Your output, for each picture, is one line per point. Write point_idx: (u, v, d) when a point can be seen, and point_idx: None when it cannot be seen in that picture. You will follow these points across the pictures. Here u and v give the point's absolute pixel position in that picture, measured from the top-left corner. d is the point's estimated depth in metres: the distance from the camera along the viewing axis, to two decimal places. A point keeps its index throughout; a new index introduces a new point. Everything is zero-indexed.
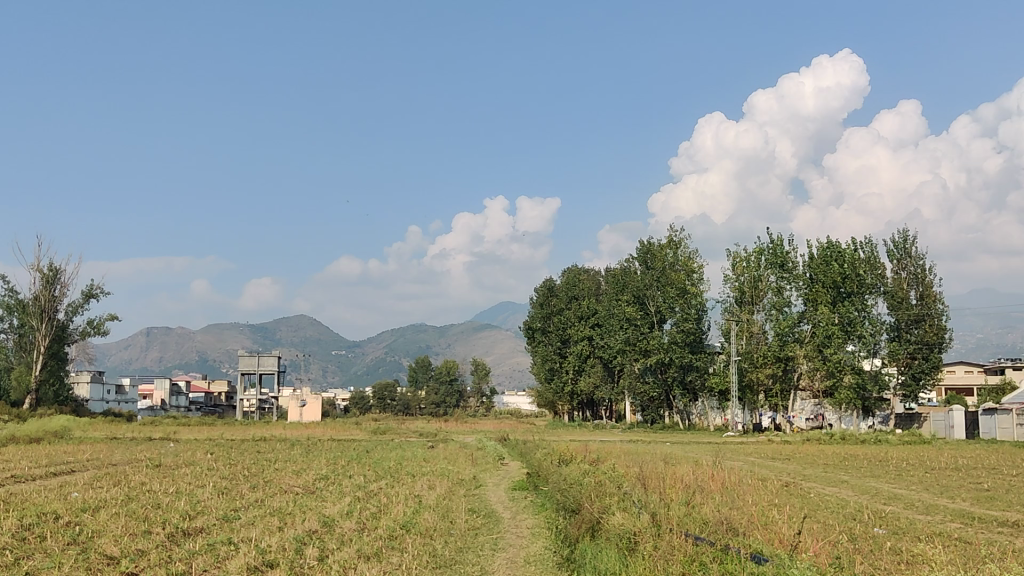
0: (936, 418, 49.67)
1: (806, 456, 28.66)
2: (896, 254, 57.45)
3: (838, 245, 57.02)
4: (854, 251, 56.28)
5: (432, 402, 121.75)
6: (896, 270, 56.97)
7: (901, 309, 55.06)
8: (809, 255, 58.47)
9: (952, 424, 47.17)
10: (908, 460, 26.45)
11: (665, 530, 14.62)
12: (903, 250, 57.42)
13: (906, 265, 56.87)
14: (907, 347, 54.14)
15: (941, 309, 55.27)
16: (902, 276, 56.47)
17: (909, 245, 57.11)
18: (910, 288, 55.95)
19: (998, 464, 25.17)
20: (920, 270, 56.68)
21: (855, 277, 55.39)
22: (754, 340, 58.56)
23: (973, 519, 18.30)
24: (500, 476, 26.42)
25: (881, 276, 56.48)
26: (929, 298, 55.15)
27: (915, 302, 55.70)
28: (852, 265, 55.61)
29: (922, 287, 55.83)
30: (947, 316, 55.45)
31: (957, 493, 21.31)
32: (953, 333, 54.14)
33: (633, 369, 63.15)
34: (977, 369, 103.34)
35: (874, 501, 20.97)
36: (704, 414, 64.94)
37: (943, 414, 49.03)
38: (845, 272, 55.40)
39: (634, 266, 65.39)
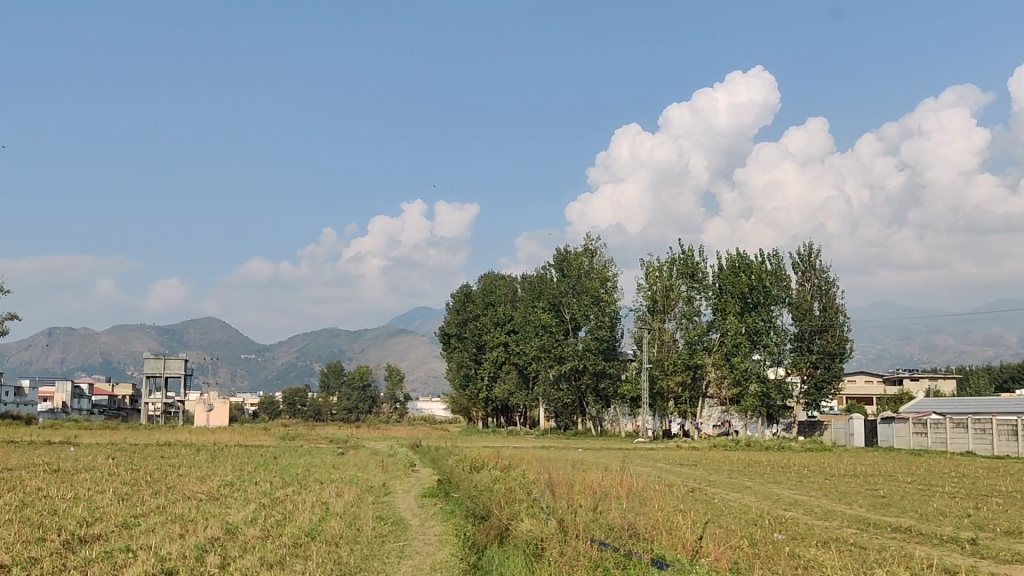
0: (837, 426, 51.13)
1: (712, 462, 29.23)
2: (801, 266, 59.09)
3: (746, 256, 58.43)
4: (761, 263, 57.75)
5: (344, 408, 121.04)
6: (801, 281, 58.59)
7: (805, 319, 56.68)
8: (718, 265, 59.79)
9: (852, 432, 48.62)
10: (809, 466, 27.19)
11: (571, 536, 14.73)
12: (808, 263, 59.14)
13: (810, 277, 58.52)
14: (810, 357, 55.71)
15: (843, 320, 57.05)
16: (807, 287, 58.14)
17: (813, 257, 58.81)
18: (814, 300, 57.65)
19: (893, 471, 26.07)
20: (824, 282, 58.46)
21: (761, 288, 56.93)
22: (665, 348, 59.50)
23: (868, 524, 18.94)
24: (410, 483, 26.28)
25: (786, 287, 57.98)
26: (832, 309, 56.84)
27: (818, 313, 57.39)
28: (758, 276, 57.09)
29: (825, 299, 57.54)
30: (849, 326, 57.25)
31: (854, 500, 21.99)
32: (854, 343, 55.93)
33: (547, 376, 63.57)
34: (876, 378, 106.51)
35: (775, 507, 21.53)
36: (616, 420, 65.58)
37: (843, 422, 50.53)
38: (752, 283, 56.85)
39: (550, 274, 65.90)
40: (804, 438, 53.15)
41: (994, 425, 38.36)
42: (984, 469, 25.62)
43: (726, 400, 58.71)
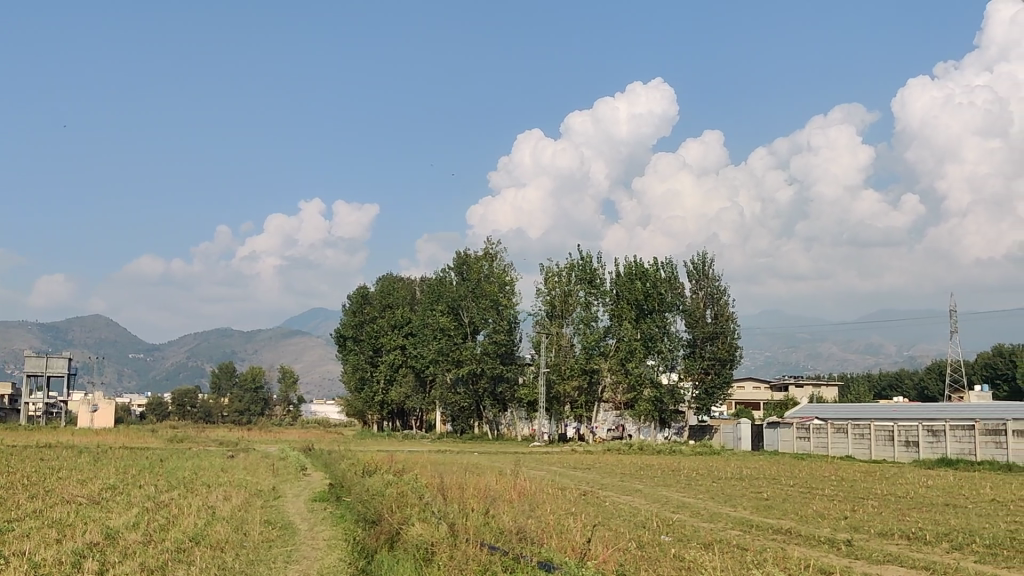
0: (726, 430, 52.50)
1: (604, 466, 29.64)
2: (695, 274, 60.57)
3: (643, 263, 59.59)
4: (656, 270, 59.01)
5: (235, 410, 118.29)
6: (694, 289, 60.07)
7: (698, 326, 58.14)
8: (615, 271, 60.77)
9: (740, 436, 50.16)
10: (697, 470, 27.87)
11: (461, 540, 14.77)
12: (701, 271, 60.67)
13: (703, 285, 60.05)
14: (701, 362, 57.20)
15: (733, 327, 58.78)
16: (700, 295, 59.63)
17: (707, 266, 60.36)
18: (707, 307, 59.17)
19: (777, 474, 26.93)
20: (716, 290, 60.09)
21: (656, 295, 58.22)
22: (562, 352, 60.02)
23: (751, 526, 19.53)
24: (301, 487, 25.88)
25: (680, 294, 59.41)
26: (723, 317, 58.44)
27: (711, 320, 58.95)
28: (653, 283, 58.30)
29: (717, 306, 59.11)
30: (739, 334, 58.99)
31: (739, 502, 22.64)
32: (743, 350, 57.73)
33: (444, 379, 63.33)
34: (763, 385, 109.79)
35: (663, 509, 22.02)
36: (512, 424, 65.92)
37: (731, 427, 52.03)
38: (647, 290, 58.03)
39: (449, 277, 65.90)
40: (694, 442, 54.44)
41: (872, 430, 39.99)
42: (860, 472, 26.72)
43: (620, 404, 59.65)
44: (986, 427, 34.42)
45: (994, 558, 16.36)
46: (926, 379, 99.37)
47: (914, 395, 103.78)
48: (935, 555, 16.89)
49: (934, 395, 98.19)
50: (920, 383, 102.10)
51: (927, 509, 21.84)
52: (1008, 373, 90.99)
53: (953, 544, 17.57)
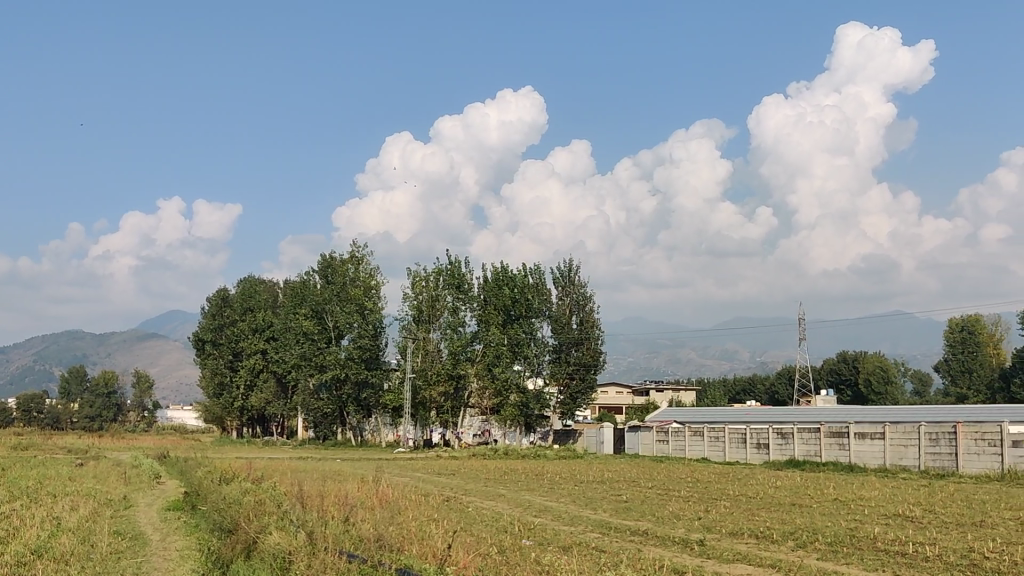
0: (588, 434, 53.51)
1: (469, 471, 29.79)
2: (561, 281, 61.73)
3: (511, 269, 60.22)
4: (524, 277, 59.78)
5: (86, 416, 113.27)
6: (560, 295, 61.26)
7: (564, 332, 59.35)
8: (483, 277, 61.15)
9: (602, 440, 51.20)
10: (561, 473, 28.31)
11: (319, 548, 14.57)
12: (568, 278, 61.89)
13: (569, 292, 61.30)
14: (566, 368, 58.48)
15: (597, 334, 60.33)
16: (566, 301, 60.86)
17: (573, 273, 61.64)
18: (573, 314, 60.46)
19: (636, 477, 27.64)
20: (582, 297, 61.49)
21: (524, 301, 59.01)
22: (429, 357, 59.92)
23: (610, 528, 19.95)
24: (154, 495, 24.99)
25: (547, 301, 60.47)
26: (588, 323, 59.92)
27: (577, 327, 60.19)
28: (521, 290, 59.03)
29: (582, 312, 60.52)
30: (603, 340, 60.53)
31: (599, 505, 23.11)
32: (607, 355, 59.28)
33: (306, 385, 62.81)
34: (626, 389, 112.53)
35: (525, 514, 22.22)
36: (377, 430, 65.37)
37: (594, 431, 53.06)
38: (515, 296, 58.71)
39: (314, 280, 64.88)
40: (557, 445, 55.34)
41: (727, 433, 41.56)
42: (715, 475, 27.71)
43: (486, 409, 60.00)
44: (831, 430, 36.24)
45: (835, 555, 17.24)
46: (777, 384, 104.07)
47: (766, 399, 108.61)
48: (782, 553, 17.68)
49: (784, 399, 102.97)
50: (772, 388, 106.93)
51: (775, 509, 22.86)
52: (851, 379, 96.31)
53: (797, 542, 18.46)
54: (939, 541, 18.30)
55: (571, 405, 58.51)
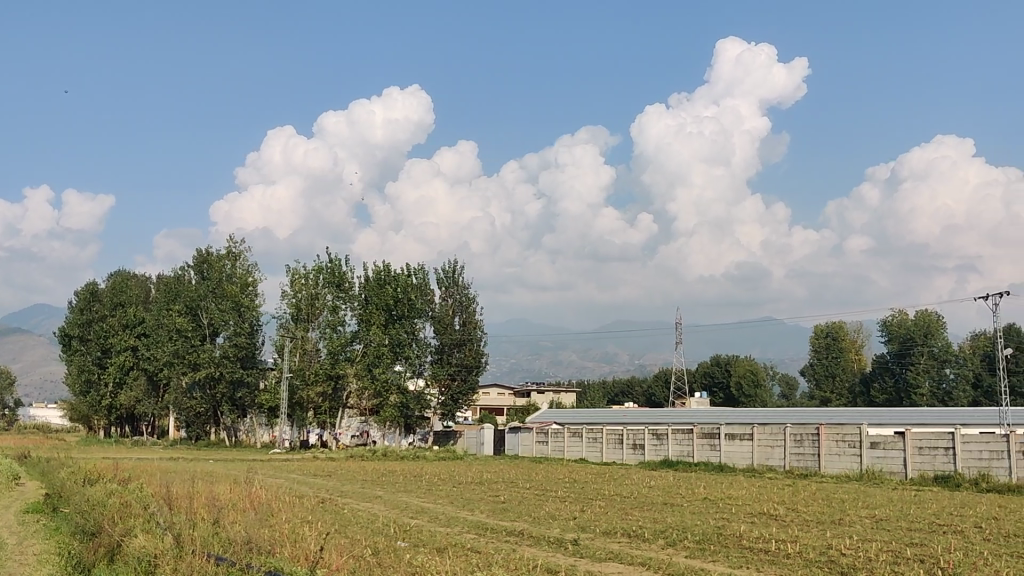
0: (469, 435, 53.71)
1: (346, 472, 29.53)
2: (445, 282, 62.20)
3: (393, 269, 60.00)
4: (407, 276, 59.62)
5: None
6: (443, 296, 61.74)
7: (446, 333, 59.96)
8: (364, 276, 60.58)
9: (482, 441, 51.52)
10: (439, 475, 28.35)
11: (187, 551, 14.22)
12: (451, 279, 62.44)
13: (452, 293, 61.99)
14: (448, 368, 59.17)
15: (479, 335, 61.35)
16: (449, 302, 61.53)
17: (457, 275, 62.18)
18: (456, 315, 61.23)
19: (514, 477, 27.93)
20: (465, 298, 62.27)
21: (406, 301, 58.92)
22: (307, 357, 59.17)
23: (486, 529, 20.09)
24: (11, 498, 23.83)
25: (430, 301, 60.76)
26: (471, 325, 60.84)
27: (459, 327, 60.97)
28: (404, 290, 58.92)
29: (465, 314, 61.32)
30: (485, 342, 61.58)
31: (477, 506, 23.23)
32: (488, 357, 60.15)
33: (179, 383, 60.74)
34: (507, 391, 113.22)
35: (402, 515, 22.17)
36: (252, 431, 63.76)
37: (474, 432, 53.33)
38: (397, 296, 58.51)
39: (188, 275, 63.06)
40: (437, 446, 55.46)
41: (604, 434, 42.42)
42: (593, 475, 28.27)
43: (365, 410, 59.63)
44: (703, 431, 37.43)
45: (702, 553, 17.85)
46: (653, 386, 106.54)
47: (643, 401, 111.13)
48: (652, 551, 18.19)
49: (660, 401, 105.54)
50: (648, 390, 109.47)
51: (648, 508, 23.47)
52: (723, 381, 99.53)
53: (668, 540, 18.99)
54: (800, 538, 19.15)
55: (453, 407, 59.02)
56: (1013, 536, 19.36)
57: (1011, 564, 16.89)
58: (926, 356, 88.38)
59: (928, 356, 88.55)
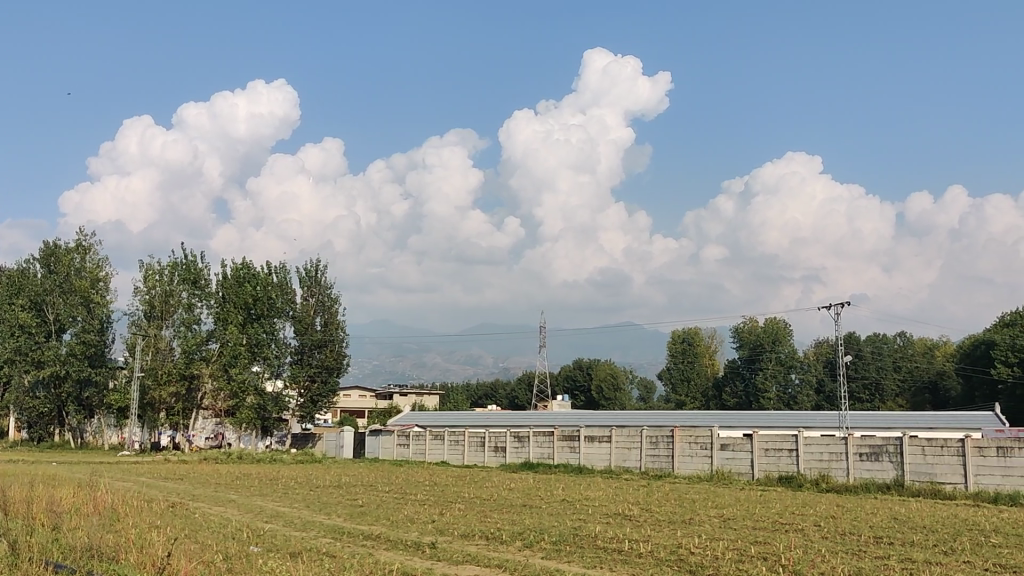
0: (329, 438, 52.85)
1: (200, 476, 28.55)
2: (307, 281, 61.24)
3: (253, 267, 58.34)
4: (267, 275, 58.23)
5: None
6: (305, 296, 60.82)
7: (307, 334, 58.98)
8: (222, 273, 58.78)
9: (342, 444, 50.86)
10: (297, 478, 27.82)
11: (24, 559, 13.47)
12: (313, 278, 61.52)
13: (314, 293, 61.06)
14: (308, 369, 58.28)
15: (341, 336, 60.71)
16: (311, 301, 60.56)
17: (319, 274, 61.41)
18: (317, 314, 60.34)
19: (374, 481, 27.69)
20: (327, 297, 61.44)
21: (266, 300, 57.54)
22: (159, 356, 56.74)
23: (342, 534, 19.81)
24: None
25: (290, 301, 59.56)
26: (332, 325, 60.09)
27: (320, 328, 60.26)
28: (263, 288, 57.49)
29: (327, 314, 60.53)
30: (347, 341, 61.03)
31: (334, 510, 22.88)
32: (350, 358, 59.68)
33: (20, 382, 57.52)
34: (369, 393, 112.28)
35: (255, 520, 21.63)
36: (99, 432, 61.18)
37: (334, 435, 52.57)
38: (257, 294, 57.04)
39: (33, 268, 59.64)
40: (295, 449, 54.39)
41: (466, 437, 42.57)
42: (453, 477, 28.29)
43: (220, 412, 58.04)
44: (564, 434, 38.04)
45: (558, 554, 18.13)
46: (517, 389, 107.72)
47: (506, 404, 112.16)
48: (509, 553, 18.33)
49: (522, 404, 106.84)
50: (512, 393, 110.66)
51: (506, 510, 23.61)
52: (585, 385, 101.54)
53: (524, 542, 19.19)
54: (652, 538, 19.69)
55: (312, 409, 58.26)
56: (848, 535, 20.46)
57: (846, 561, 17.84)
58: (774, 362, 91.69)
59: (776, 362, 91.76)
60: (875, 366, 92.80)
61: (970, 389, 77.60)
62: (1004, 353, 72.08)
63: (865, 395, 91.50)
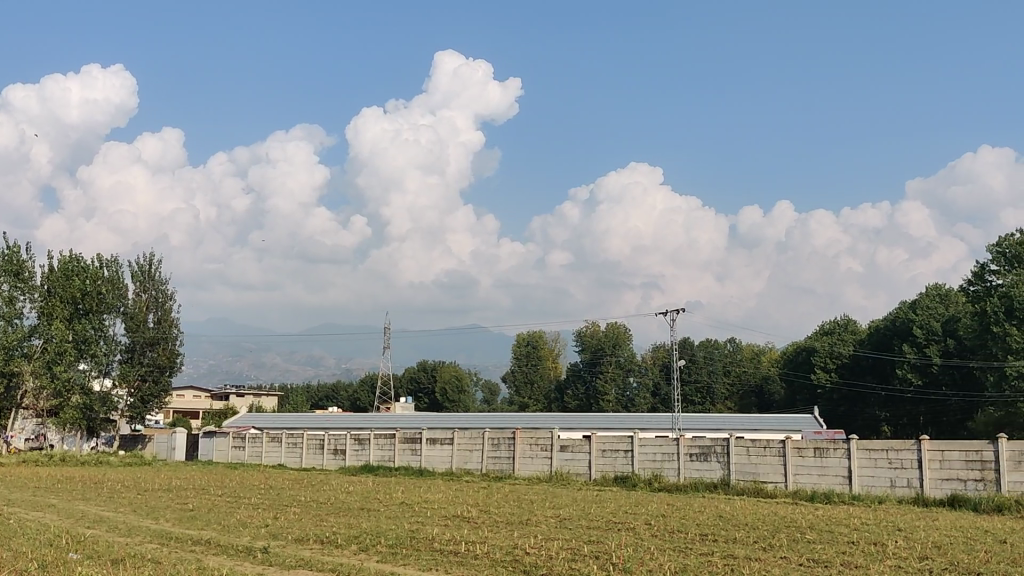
0: (159, 440, 50.86)
1: (15, 479, 26.86)
2: (140, 276, 59.03)
3: (82, 259, 55.12)
4: (97, 269, 55.50)
5: None
6: (138, 291, 58.58)
7: (138, 331, 57.00)
8: (47, 265, 55.56)
9: (174, 446, 49.11)
10: (123, 481, 26.63)
11: None
12: (146, 274, 59.44)
13: (147, 288, 58.93)
14: (139, 369, 56.75)
15: (174, 334, 59.26)
16: (144, 297, 58.39)
17: (153, 270, 59.27)
18: (150, 311, 58.34)
19: (206, 484, 26.83)
20: (160, 293, 59.47)
21: (95, 295, 54.89)
22: None
23: (170, 538, 19.12)
24: None
25: (122, 296, 57.27)
26: (166, 323, 58.43)
27: (153, 325, 58.40)
28: (93, 282, 54.68)
29: (160, 311, 58.67)
30: (180, 339, 59.86)
31: (162, 514, 22.03)
32: (183, 357, 58.71)
33: None
34: (204, 393, 108.79)
35: (76, 525, 20.62)
36: None
37: (165, 436, 50.68)
38: (86, 289, 54.01)
39: None
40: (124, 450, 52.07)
41: (305, 439, 41.88)
42: (289, 480, 27.77)
43: (42, 412, 53.09)
44: (405, 436, 37.94)
45: (394, 557, 18.08)
46: (359, 391, 106.75)
47: (347, 406, 111.01)
48: (344, 557, 18.15)
49: (365, 405, 105.87)
50: (354, 395, 109.56)
51: (345, 514, 23.35)
52: (428, 387, 101.70)
53: (360, 545, 19.02)
54: (488, 540, 19.89)
55: (143, 409, 57.10)
56: (677, 533, 21.29)
57: (673, 558, 18.58)
58: (613, 365, 95.01)
59: (615, 365, 95.08)
60: (707, 370, 96.68)
61: (792, 392, 82.11)
62: (823, 360, 76.37)
63: (697, 398, 95.41)
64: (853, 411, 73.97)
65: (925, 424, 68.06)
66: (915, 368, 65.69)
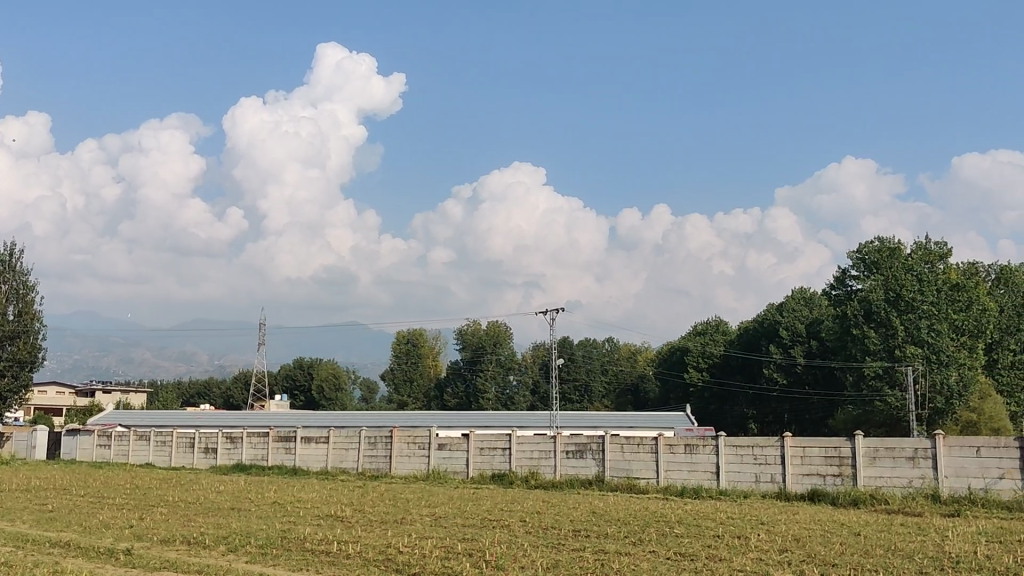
0: (18, 438, 48.52)
1: None
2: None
3: None
4: None
5: None
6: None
7: None
8: None
9: (33, 445, 46.98)
10: None
11: None
12: (6, 265, 56.68)
13: (7, 280, 56.18)
14: None
15: (36, 328, 56.65)
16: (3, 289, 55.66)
17: (14, 261, 56.55)
18: (9, 303, 55.63)
19: (68, 484, 25.77)
20: (21, 286, 56.72)
21: None
22: None
23: (27, 541, 18.33)
24: None
25: None
26: (27, 316, 55.82)
27: (12, 317, 55.66)
28: None
29: (21, 303, 56.03)
30: (42, 333, 57.20)
31: (19, 516, 21.08)
32: (45, 352, 56.14)
33: None
34: (67, 390, 104.51)
35: None
36: None
37: (24, 435, 48.41)
38: None
39: None
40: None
41: (174, 438, 40.76)
42: (157, 480, 26.94)
43: None
44: (279, 434, 37.34)
45: (263, 557, 17.82)
46: (233, 389, 104.39)
47: (219, 403, 108.46)
48: (211, 558, 17.77)
49: (238, 403, 103.59)
50: (227, 393, 107.10)
51: (215, 514, 22.83)
52: (305, 384, 100.27)
53: (229, 546, 18.66)
54: (360, 539, 19.77)
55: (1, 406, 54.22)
56: (550, 529, 21.64)
57: (544, 554, 18.87)
58: (494, 364, 95.66)
59: (495, 364, 95.70)
60: (585, 370, 98.39)
61: (666, 391, 84.44)
62: (696, 359, 78.25)
63: (575, 396, 96.91)
64: (722, 408, 76.47)
65: (789, 422, 71.29)
66: (780, 367, 68.35)
